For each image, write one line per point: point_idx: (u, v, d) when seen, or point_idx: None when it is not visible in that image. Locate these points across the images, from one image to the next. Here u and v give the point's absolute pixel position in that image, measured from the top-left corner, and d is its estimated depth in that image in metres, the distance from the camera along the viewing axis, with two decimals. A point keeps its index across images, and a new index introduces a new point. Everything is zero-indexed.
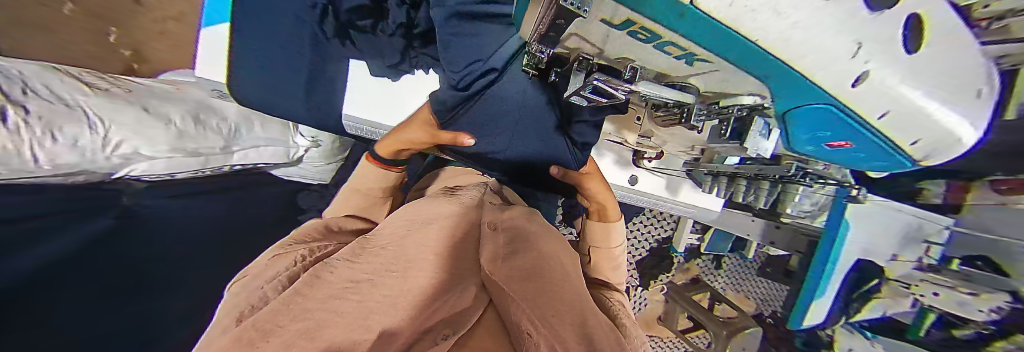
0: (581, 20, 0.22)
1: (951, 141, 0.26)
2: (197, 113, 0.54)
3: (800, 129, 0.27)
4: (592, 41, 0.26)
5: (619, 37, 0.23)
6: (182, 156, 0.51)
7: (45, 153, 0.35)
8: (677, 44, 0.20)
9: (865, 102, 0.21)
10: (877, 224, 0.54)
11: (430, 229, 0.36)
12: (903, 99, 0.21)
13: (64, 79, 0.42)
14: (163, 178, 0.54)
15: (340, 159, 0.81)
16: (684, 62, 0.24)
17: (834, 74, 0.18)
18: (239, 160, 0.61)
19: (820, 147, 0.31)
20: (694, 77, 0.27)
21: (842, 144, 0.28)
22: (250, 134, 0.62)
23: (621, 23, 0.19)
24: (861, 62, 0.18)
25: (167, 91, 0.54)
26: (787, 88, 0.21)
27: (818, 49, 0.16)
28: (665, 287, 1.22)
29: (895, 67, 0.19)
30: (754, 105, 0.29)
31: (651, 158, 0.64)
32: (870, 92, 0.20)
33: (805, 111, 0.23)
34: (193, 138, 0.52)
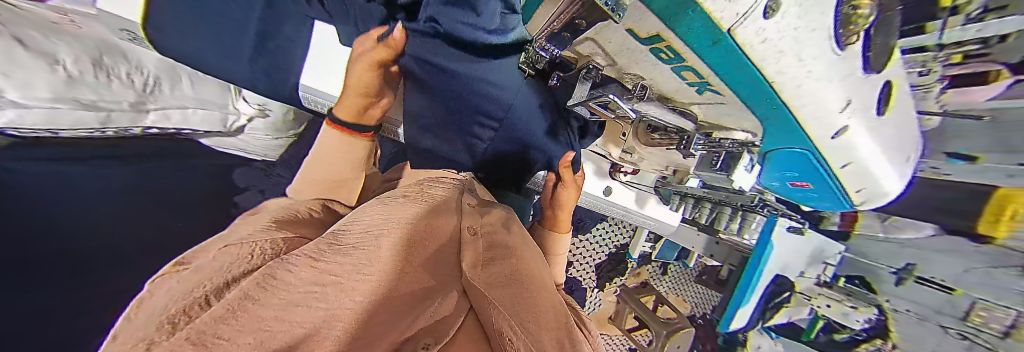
0: (604, 27, 0.22)
1: (883, 195, 0.31)
2: (99, 56, 0.43)
3: (776, 169, 0.30)
4: (612, 53, 0.26)
5: (640, 53, 0.23)
6: (71, 109, 0.40)
7: None
8: (696, 70, 0.21)
9: (835, 152, 0.24)
10: (797, 246, 0.64)
11: (407, 229, 0.33)
12: (863, 153, 0.25)
13: None
14: (41, 135, 0.41)
15: (290, 135, 0.70)
16: (694, 89, 0.25)
17: (824, 123, 0.21)
18: (156, 123, 0.51)
19: (784, 184, 0.35)
20: (696, 105, 0.29)
21: (803, 184, 0.32)
22: (173, 92, 0.52)
23: (648, 38, 0.20)
24: (845, 117, 0.21)
25: (56, 22, 0.42)
26: (778, 132, 0.24)
27: (819, 98, 0.19)
28: (618, 289, 1.30)
29: (863, 130, 0.23)
30: (744, 143, 0.31)
31: (627, 172, 0.67)
32: (842, 146, 0.24)
33: (787, 151, 0.27)
34: (91, 87, 0.42)
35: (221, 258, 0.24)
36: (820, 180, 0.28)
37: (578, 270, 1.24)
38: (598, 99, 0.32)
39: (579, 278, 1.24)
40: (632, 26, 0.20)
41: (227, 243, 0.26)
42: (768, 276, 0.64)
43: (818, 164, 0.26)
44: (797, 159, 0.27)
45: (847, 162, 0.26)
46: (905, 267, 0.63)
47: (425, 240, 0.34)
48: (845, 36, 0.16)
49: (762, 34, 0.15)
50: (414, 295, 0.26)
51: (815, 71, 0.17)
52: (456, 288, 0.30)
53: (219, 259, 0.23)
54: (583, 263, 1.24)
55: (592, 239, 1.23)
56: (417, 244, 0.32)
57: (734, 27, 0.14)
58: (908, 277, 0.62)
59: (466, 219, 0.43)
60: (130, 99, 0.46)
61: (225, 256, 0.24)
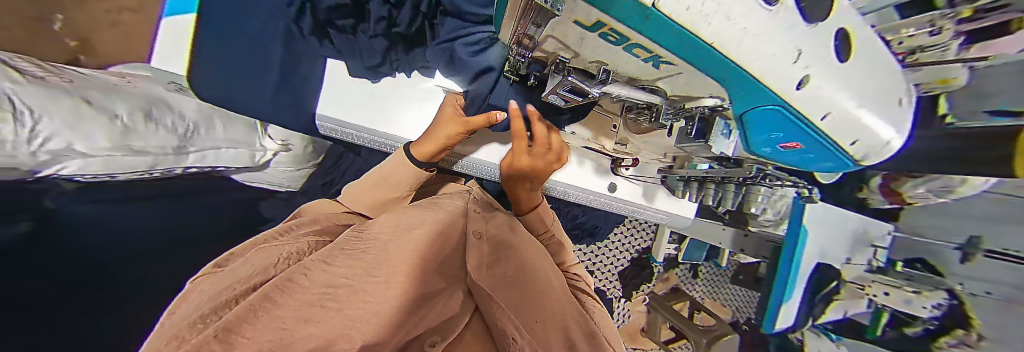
0: (556, 22, 0.23)
1: (881, 144, 0.29)
2: (149, 110, 0.49)
3: (757, 134, 0.29)
4: (573, 47, 0.27)
5: (593, 40, 0.23)
6: (125, 155, 0.44)
7: None
8: (644, 47, 0.21)
9: (807, 106, 0.23)
10: (830, 228, 0.58)
11: (412, 235, 0.35)
12: (836, 99, 0.23)
13: None
14: (102, 178, 0.45)
15: (311, 165, 0.80)
16: (652, 66, 0.25)
17: (783, 78, 0.20)
18: (194, 162, 0.55)
19: (775, 149, 0.32)
20: (660, 80, 0.28)
21: (793, 145, 0.30)
22: (208, 134, 0.57)
23: (593, 26, 0.20)
24: (801, 68, 0.20)
25: (111, 84, 0.48)
26: (745, 99, 0.23)
27: (768, 53, 0.18)
28: (646, 298, 1.22)
29: (833, 82, 0.22)
30: (716, 106, 0.31)
31: (627, 166, 0.64)
32: (813, 95, 0.23)
33: (756, 114, 0.25)
34: (141, 135, 0.46)
35: (218, 284, 0.25)
36: (814, 138, 0.27)
37: (600, 279, 1.18)
38: (562, 84, 0.33)
39: (602, 288, 1.17)
40: (576, 17, 0.20)
41: (242, 262, 0.29)
42: (805, 266, 0.58)
43: (804, 124, 0.25)
44: (771, 120, 0.25)
45: (833, 118, 0.25)
46: (968, 241, 0.56)
47: (427, 245, 0.34)
48: None
49: (684, 6, 0.15)
50: (419, 303, 0.26)
51: (753, 26, 0.17)
52: (461, 288, 0.32)
53: (220, 281, 0.26)
54: (605, 271, 1.19)
55: (610, 245, 1.19)
56: (418, 250, 0.32)
57: (657, 3, 0.14)
58: (975, 252, 0.55)
59: (474, 223, 0.43)
60: (176, 143, 0.51)
61: (224, 284, 0.25)
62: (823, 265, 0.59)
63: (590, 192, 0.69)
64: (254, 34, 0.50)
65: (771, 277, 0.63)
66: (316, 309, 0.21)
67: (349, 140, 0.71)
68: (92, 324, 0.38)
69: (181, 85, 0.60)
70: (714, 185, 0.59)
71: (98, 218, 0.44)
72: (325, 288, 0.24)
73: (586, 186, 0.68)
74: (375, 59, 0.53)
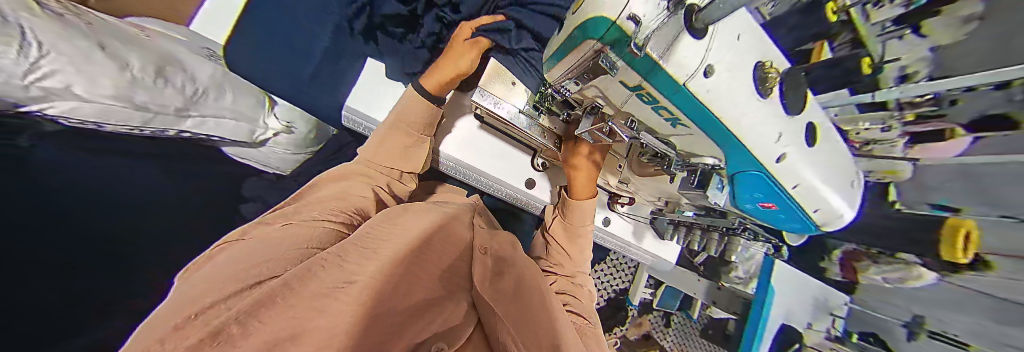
0: (605, 77, 0.26)
1: (837, 217, 0.34)
2: (162, 66, 0.48)
3: (744, 190, 0.32)
4: (608, 96, 0.30)
5: (631, 99, 0.27)
6: (122, 107, 0.42)
7: None
8: (668, 112, 0.25)
9: (784, 177, 0.27)
10: (794, 292, 0.63)
11: (419, 237, 0.34)
12: (805, 176, 0.28)
13: None
14: (85, 125, 0.41)
15: (309, 152, 0.78)
16: (669, 125, 0.28)
17: (767, 152, 0.25)
18: (190, 128, 0.53)
19: (755, 206, 0.35)
20: (676, 136, 0.30)
21: (769, 206, 0.33)
22: (216, 101, 0.56)
23: (635, 87, 0.24)
24: (782, 146, 0.25)
25: (132, 37, 0.47)
26: (734, 165, 0.28)
27: (758, 131, 0.23)
28: (618, 343, 1.18)
29: (803, 161, 0.27)
30: (716, 165, 0.33)
31: (625, 203, 0.69)
32: (789, 169, 0.27)
33: (742, 177, 0.28)
34: (147, 88, 0.44)
35: (218, 272, 0.23)
36: (790, 205, 0.31)
37: None
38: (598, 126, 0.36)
39: None
40: (622, 78, 0.24)
41: (247, 245, 0.28)
42: (772, 323, 0.61)
43: (779, 190, 0.29)
44: (756, 186, 0.29)
45: (803, 191, 0.29)
46: (913, 319, 0.60)
47: (430, 252, 0.33)
48: (761, 87, 0.22)
49: (705, 89, 0.20)
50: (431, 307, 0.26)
51: (749, 110, 0.22)
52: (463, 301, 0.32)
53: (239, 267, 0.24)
54: None
55: None
56: (422, 255, 0.32)
57: (688, 83, 0.19)
58: (920, 331, 0.59)
59: (480, 238, 0.43)
60: (179, 105, 0.49)
61: (227, 269, 0.23)
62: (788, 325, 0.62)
63: None
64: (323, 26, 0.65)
65: (739, 332, 0.66)
66: (331, 302, 0.20)
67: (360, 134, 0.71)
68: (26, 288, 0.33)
69: (213, 53, 0.61)
70: (698, 231, 0.63)
71: (72, 171, 0.40)
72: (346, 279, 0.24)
73: None
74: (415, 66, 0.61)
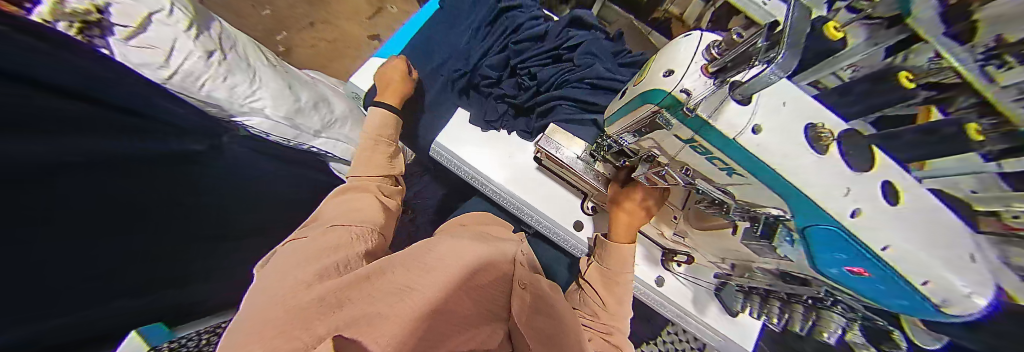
0: (660, 132, 0.29)
1: (959, 296, 0.20)
2: (318, 103, 0.67)
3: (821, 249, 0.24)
4: (664, 149, 0.31)
5: (685, 151, 0.28)
6: (286, 126, 0.61)
7: (214, 87, 0.50)
8: (725, 164, 0.25)
9: (873, 234, 0.20)
10: None
11: (447, 261, 0.34)
12: (885, 230, 0.20)
13: (252, 54, 0.60)
14: (259, 134, 0.61)
15: None
16: (724, 176, 0.27)
17: (827, 200, 0.20)
18: (318, 144, 0.70)
19: (845, 272, 0.25)
20: (733, 188, 0.28)
21: (860, 271, 0.23)
22: (339, 129, 0.73)
23: (689, 140, 0.26)
24: (837, 191, 0.20)
25: (303, 81, 0.69)
26: (799, 215, 0.23)
27: (827, 186, 0.20)
28: None
29: (877, 215, 0.20)
30: (780, 219, 0.25)
31: (682, 263, 0.48)
32: (872, 227, 0.20)
33: (818, 232, 0.23)
34: (303, 115, 0.63)
35: (296, 272, 0.32)
36: (922, 307, 0.22)
37: None
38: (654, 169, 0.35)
39: None
40: (677, 132, 0.26)
41: (310, 247, 0.36)
42: None
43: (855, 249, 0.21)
44: (828, 237, 0.22)
45: (936, 289, 0.20)
46: None
47: (453, 277, 0.33)
48: (817, 144, 0.20)
49: (758, 144, 0.21)
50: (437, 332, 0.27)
51: (812, 166, 0.20)
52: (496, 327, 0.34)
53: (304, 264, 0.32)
54: None
55: None
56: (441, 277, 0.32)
57: (739, 137, 0.21)
58: None
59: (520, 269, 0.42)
60: (315, 127, 0.67)
61: (302, 272, 0.32)
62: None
63: None
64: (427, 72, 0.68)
65: None
66: (340, 322, 0.26)
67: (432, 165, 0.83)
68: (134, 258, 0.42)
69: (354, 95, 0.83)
70: (776, 303, 0.41)
71: (225, 168, 0.56)
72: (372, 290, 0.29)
73: None
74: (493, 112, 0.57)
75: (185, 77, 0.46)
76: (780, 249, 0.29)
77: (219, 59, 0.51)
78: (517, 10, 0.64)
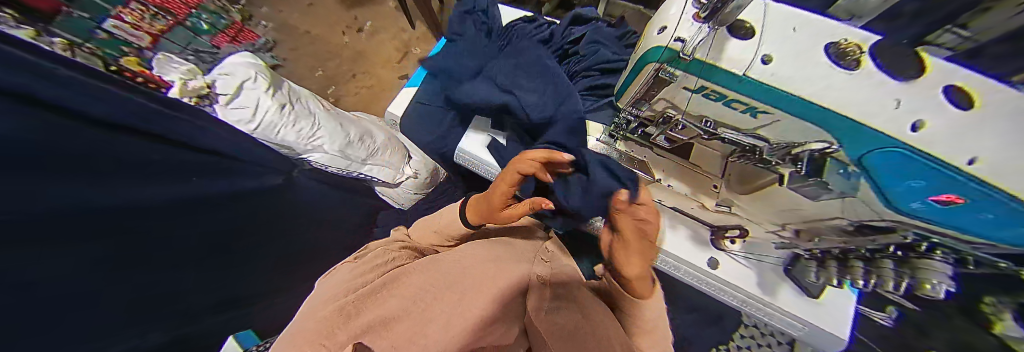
0: (666, 90, 0.30)
1: None
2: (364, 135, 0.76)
3: (897, 178, 0.22)
4: (680, 107, 0.32)
5: (697, 100, 0.29)
6: (339, 157, 0.71)
7: (286, 133, 0.62)
8: (743, 103, 0.25)
9: (942, 147, 0.18)
10: None
11: (470, 273, 0.35)
12: (973, 138, 0.17)
13: (316, 101, 0.73)
14: (320, 168, 0.72)
15: (426, 191, 0.91)
16: (749, 116, 0.27)
17: (877, 117, 0.20)
18: (366, 171, 0.78)
19: (930, 205, 0.21)
20: (762, 128, 0.28)
21: (950, 199, 0.20)
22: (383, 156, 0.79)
23: (698, 90, 0.27)
24: (892, 105, 0.19)
25: (353, 118, 0.81)
26: (849, 137, 0.22)
27: (858, 101, 0.20)
28: None
29: (958, 124, 0.18)
30: (828, 149, 0.25)
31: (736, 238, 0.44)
32: (944, 136, 0.18)
33: (879, 154, 0.21)
34: (352, 147, 0.72)
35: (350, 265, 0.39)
36: None
37: None
38: (671, 124, 0.34)
39: None
40: (684, 84, 0.27)
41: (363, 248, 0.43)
42: None
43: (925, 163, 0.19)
44: (897, 160, 0.21)
45: None
46: None
47: (469, 280, 0.34)
48: (844, 62, 0.20)
49: (771, 73, 0.22)
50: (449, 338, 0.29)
51: (837, 83, 0.20)
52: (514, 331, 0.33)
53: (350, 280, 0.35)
54: None
55: None
56: (461, 275, 0.35)
57: (747, 74, 0.22)
58: None
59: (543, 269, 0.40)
60: (363, 155, 0.74)
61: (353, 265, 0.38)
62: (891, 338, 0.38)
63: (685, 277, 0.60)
64: None
65: None
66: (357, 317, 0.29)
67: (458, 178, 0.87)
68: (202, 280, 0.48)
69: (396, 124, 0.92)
70: (858, 264, 0.33)
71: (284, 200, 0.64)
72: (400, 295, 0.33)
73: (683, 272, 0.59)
74: None
75: (265, 126, 0.59)
76: (835, 184, 0.26)
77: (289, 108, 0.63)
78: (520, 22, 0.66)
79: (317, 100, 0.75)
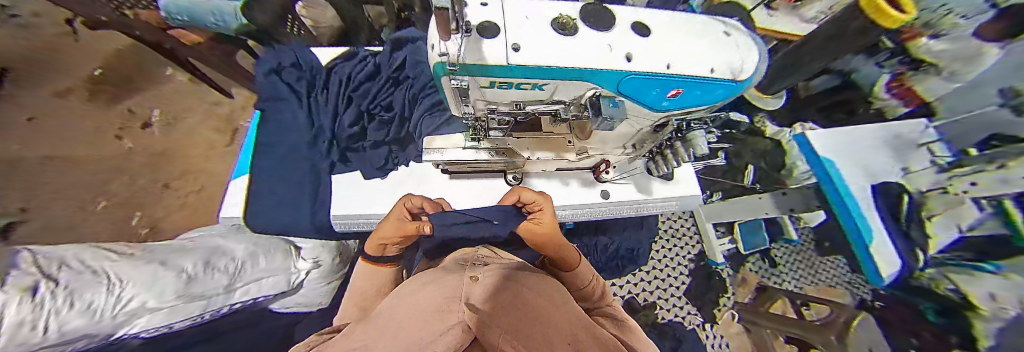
0: (465, 83, 0.37)
1: (738, 62, 0.36)
2: (208, 259, 0.59)
3: (646, 93, 0.37)
4: (485, 93, 0.41)
5: (487, 89, 0.39)
6: (185, 303, 0.52)
7: (58, 321, 0.36)
8: (525, 83, 0.36)
9: (644, 67, 0.33)
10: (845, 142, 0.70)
11: (427, 280, 0.33)
12: (663, 54, 0.34)
13: (100, 252, 0.48)
14: (164, 331, 0.50)
15: (340, 275, 0.83)
16: (538, 91, 0.39)
17: (597, 59, 0.33)
18: (240, 298, 0.62)
19: (671, 101, 0.39)
20: (554, 96, 0.40)
21: (676, 93, 0.37)
22: (254, 268, 0.65)
23: (489, 84, 0.38)
24: (609, 50, 0.33)
25: (183, 246, 0.60)
26: (609, 79, 0.35)
27: (575, 54, 0.33)
28: (735, 314, 1.04)
29: (645, 47, 0.34)
30: (583, 97, 0.40)
31: (607, 169, 0.69)
32: (645, 60, 0.34)
33: (633, 81, 0.35)
34: (200, 282, 0.55)
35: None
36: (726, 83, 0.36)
37: (669, 310, 1.03)
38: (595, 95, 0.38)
39: (675, 319, 1.01)
40: (478, 83, 0.37)
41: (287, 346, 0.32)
42: (858, 191, 0.64)
43: (659, 77, 0.34)
44: (638, 82, 0.35)
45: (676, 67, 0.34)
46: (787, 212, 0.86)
47: (389, 321, 0.26)
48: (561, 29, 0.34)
49: (632, 58, 0.33)
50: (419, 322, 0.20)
51: (553, 42, 0.33)
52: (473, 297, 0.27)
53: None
54: (669, 297, 1.06)
55: (658, 263, 1.10)
56: (408, 300, 0.29)
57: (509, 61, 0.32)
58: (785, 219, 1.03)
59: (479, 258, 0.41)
60: (222, 281, 0.59)
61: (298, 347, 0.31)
62: (885, 186, 0.65)
63: (583, 206, 0.71)
64: (277, 189, 0.74)
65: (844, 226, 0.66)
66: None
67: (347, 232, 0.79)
68: None
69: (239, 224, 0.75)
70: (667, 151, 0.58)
71: None
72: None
73: (577, 201, 0.72)
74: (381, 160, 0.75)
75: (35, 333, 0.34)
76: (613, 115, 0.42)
77: (48, 287, 0.37)
78: (341, 61, 0.85)
79: (101, 251, 0.49)
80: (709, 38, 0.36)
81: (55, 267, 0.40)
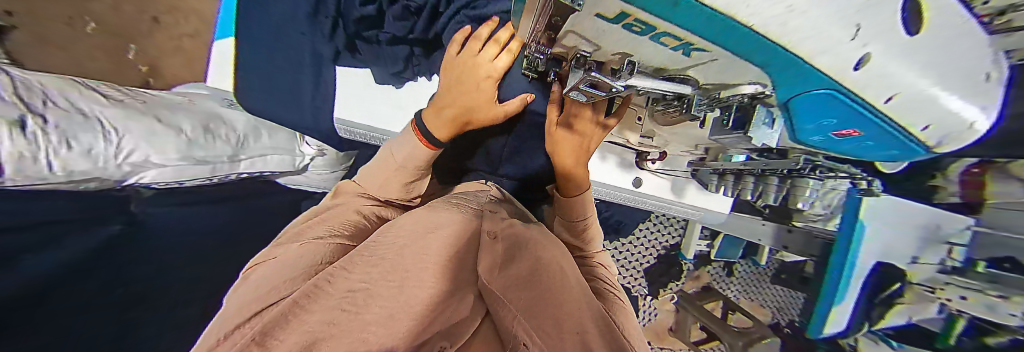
0: (576, 16, 0.25)
1: (961, 125, 0.27)
2: (206, 123, 0.56)
3: (806, 120, 0.29)
4: (591, 39, 0.29)
5: (616, 30, 0.25)
6: (190, 165, 0.51)
7: (59, 160, 0.35)
8: (672, 34, 0.22)
9: (867, 89, 0.22)
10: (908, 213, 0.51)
11: (433, 236, 0.35)
12: (911, 81, 0.22)
13: (83, 90, 0.43)
14: (171, 185, 0.53)
15: (344, 167, 0.84)
16: (682, 53, 0.26)
17: (835, 57, 0.19)
18: (246, 169, 0.62)
19: (829, 137, 0.32)
20: (692, 69, 0.30)
21: (850, 132, 0.29)
22: (257, 143, 0.64)
23: (615, 16, 0.22)
24: (860, 47, 0.18)
25: (178, 103, 0.57)
26: (798, 85, 0.23)
27: (818, 37, 0.17)
28: (675, 297, 1.21)
29: (916, 59, 0.21)
30: (752, 94, 0.32)
31: (654, 159, 0.73)
32: (879, 74, 0.21)
33: (806, 98, 0.25)
34: (202, 146, 0.53)
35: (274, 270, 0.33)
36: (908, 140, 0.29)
37: (625, 277, 1.20)
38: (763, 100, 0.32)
39: (626, 285, 1.19)
40: (597, 11, 0.22)
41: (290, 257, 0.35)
42: (864, 266, 0.51)
43: (862, 108, 0.25)
44: (822, 103, 0.25)
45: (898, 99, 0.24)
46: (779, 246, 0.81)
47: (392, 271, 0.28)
48: None
49: (871, 69, 0.20)
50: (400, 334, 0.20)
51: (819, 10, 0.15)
52: (472, 292, 0.29)
53: (247, 286, 0.32)
54: (630, 268, 1.21)
55: (635, 241, 1.20)
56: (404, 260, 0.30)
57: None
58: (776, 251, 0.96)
59: (487, 223, 0.43)
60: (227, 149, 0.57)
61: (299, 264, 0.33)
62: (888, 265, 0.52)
63: (614, 187, 0.78)
64: (280, 66, 0.69)
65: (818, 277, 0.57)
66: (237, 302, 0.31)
67: (364, 142, 0.83)
68: (155, 308, 0.48)
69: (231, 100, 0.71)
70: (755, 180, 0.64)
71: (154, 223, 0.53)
72: (311, 340, 0.19)
73: (611, 181, 0.77)
74: (398, 66, 0.68)
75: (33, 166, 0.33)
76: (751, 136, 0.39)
77: (38, 124, 0.34)
78: None
79: (80, 87, 0.44)
80: (972, 69, 0.23)
81: (38, 100, 0.36)
